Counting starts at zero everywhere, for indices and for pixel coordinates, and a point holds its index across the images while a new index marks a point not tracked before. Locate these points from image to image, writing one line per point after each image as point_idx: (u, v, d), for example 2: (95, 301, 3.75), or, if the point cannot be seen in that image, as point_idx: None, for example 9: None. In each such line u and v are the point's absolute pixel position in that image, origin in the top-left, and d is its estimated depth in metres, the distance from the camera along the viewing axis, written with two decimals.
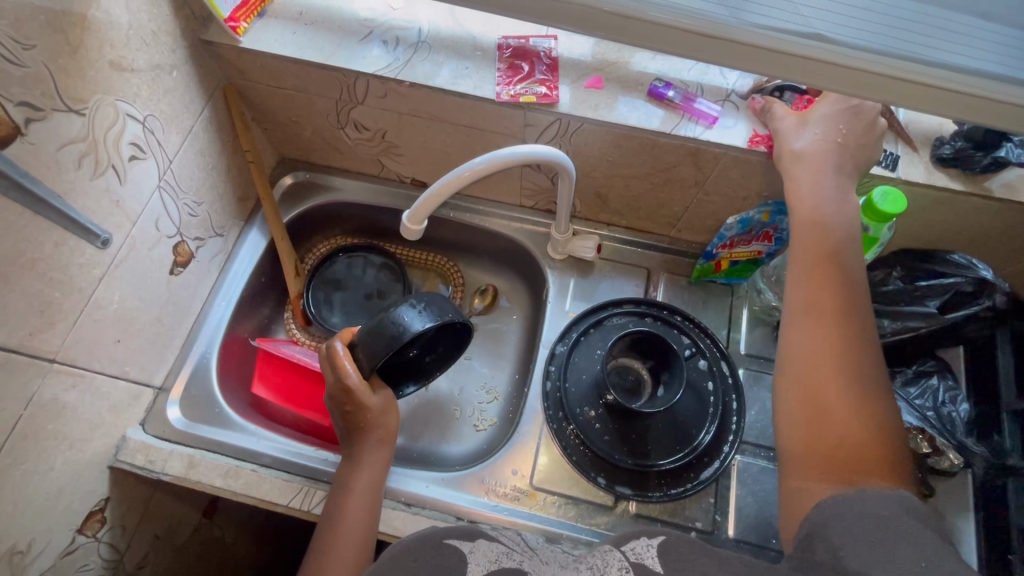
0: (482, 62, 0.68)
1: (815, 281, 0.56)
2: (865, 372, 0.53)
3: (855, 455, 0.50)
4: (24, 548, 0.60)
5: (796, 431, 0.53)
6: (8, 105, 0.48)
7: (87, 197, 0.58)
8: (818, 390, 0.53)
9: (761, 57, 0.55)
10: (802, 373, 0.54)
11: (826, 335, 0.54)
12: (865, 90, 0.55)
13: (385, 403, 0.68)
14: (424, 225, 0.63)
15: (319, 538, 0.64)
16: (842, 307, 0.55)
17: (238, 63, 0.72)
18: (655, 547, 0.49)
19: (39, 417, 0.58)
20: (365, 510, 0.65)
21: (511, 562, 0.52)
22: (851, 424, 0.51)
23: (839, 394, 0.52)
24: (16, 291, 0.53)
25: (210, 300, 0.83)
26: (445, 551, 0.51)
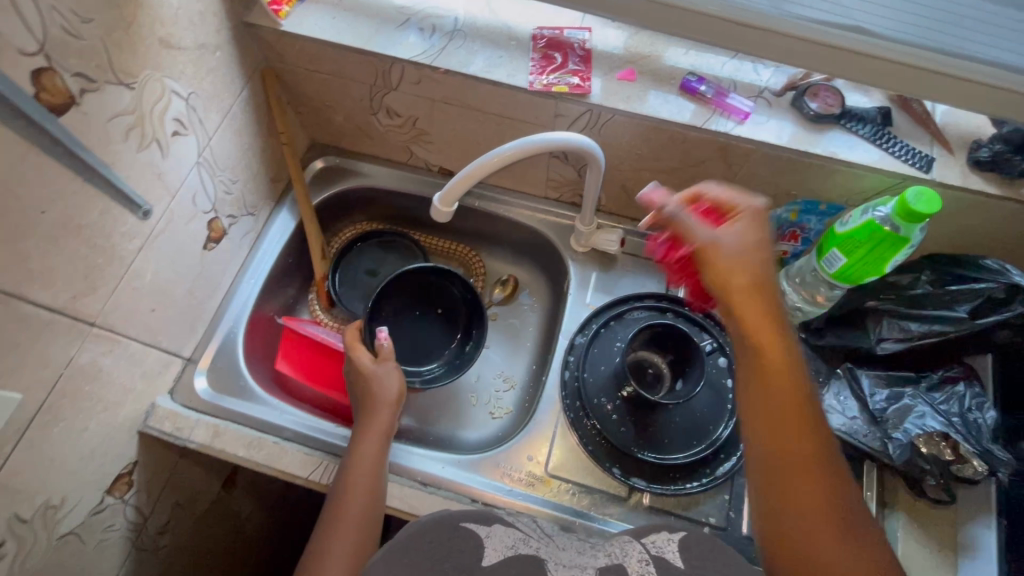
0: (516, 52, 0.69)
1: (778, 427, 0.47)
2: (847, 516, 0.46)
3: None
4: (57, 503, 0.62)
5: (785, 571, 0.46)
6: (65, 74, 0.50)
7: (132, 168, 0.60)
8: (801, 546, 0.45)
9: (796, 49, 0.60)
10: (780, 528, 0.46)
11: (802, 486, 0.46)
12: (895, 79, 0.60)
13: (386, 368, 0.72)
14: (454, 208, 0.64)
15: (323, 517, 0.62)
16: (816, 454, 0.46)
17: (278, 46, 0.74)
18: (676, 542, 0.48)
19: (77, 378, 0.61)
20: (368, 485, 0.64)
21: (528, 550, 0.47)
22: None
23: (822, 550, 0.45)
24: (64, 254, 0.55)
25: (239, 277, 0.85)
26: (460, 535, 0.47)
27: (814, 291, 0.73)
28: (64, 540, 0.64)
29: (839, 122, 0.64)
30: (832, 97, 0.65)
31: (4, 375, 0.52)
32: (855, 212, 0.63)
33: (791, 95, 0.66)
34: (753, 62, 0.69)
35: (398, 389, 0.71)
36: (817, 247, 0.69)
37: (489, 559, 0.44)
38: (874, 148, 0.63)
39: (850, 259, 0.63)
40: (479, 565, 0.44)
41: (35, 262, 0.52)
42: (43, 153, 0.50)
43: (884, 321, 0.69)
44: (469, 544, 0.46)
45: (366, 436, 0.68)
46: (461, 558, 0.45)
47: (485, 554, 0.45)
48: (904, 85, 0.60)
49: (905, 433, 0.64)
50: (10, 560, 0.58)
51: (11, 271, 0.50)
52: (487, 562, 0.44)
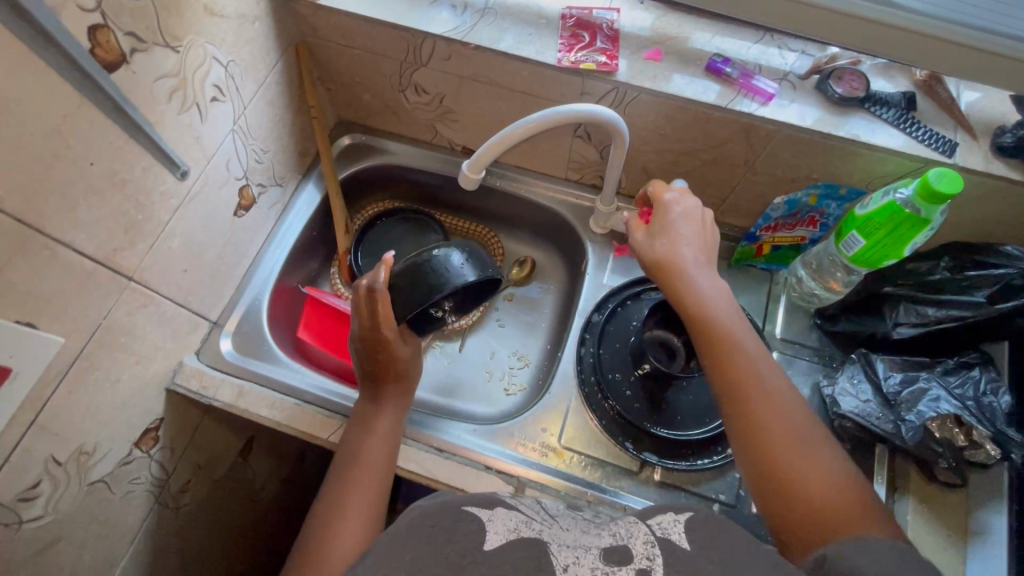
0: (545, 30, 0.71)
1: (723, 364, 0.56)
2: (799, 432, 0.54)
3: (832, 510, 0.50)
4: (90, 450, 0.64)
5: (768, 491, 0.52)
6: (118, 33, 0.53)
7: (173, 129, 0.63)
8: (774, 455, 0.52)
9: (829, 21, 0.62)
10: (751, 448, 0.53)
11: (756, 409, 0.54)
12: (927, 55, 0.62)
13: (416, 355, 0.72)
14: (482, 174, 0.68)
15: (338, 473, 0.63)
16: (759, 378, 0.56)
17: (313, 20, 0.76)
18: (682, 524, 0.45)
19: (114, 329, 0.63)
20: (385, 448, 0.65)
21: (532, 532, 0.45)
22: (817, 480, 0.51)
23: (787, 458, 0.52)
24: (108, 207, 0.57)
25: (265, 246, 0.87)
26: (462, 518, 0.45)
27: (829, 278, 0.76)
28: (94, 488, 0.67)
29: (863, 106, 0.65)
30: (856, 82, 0.66)
31: (49, 318, 0.54)
32: (875, 195, 0.64)
33: (815, 78, 0.68)
34: (778, 46, 0.71)
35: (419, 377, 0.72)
36: (836, 231, 0.71)
37: (491, 543, 0.42)
38: (898, 133, 0.64)
39: (869, 241, 0.65)
40: (481, 549, 0.42)
41: (82, 212, 0.55)
42: (95, 107, 0.52)
43: (900, 307, 0.70)
44: (471, 528, 0.44)
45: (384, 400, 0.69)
46: (462, 543, 0.42)
47: (487, 537, 0.43)
48: (932, 60, 0.62)
49: (918, 415, 0.64)
50: (43, 500, 0.60)
51: (59, 217, 0.52)
52: (489, 545, 0.42)
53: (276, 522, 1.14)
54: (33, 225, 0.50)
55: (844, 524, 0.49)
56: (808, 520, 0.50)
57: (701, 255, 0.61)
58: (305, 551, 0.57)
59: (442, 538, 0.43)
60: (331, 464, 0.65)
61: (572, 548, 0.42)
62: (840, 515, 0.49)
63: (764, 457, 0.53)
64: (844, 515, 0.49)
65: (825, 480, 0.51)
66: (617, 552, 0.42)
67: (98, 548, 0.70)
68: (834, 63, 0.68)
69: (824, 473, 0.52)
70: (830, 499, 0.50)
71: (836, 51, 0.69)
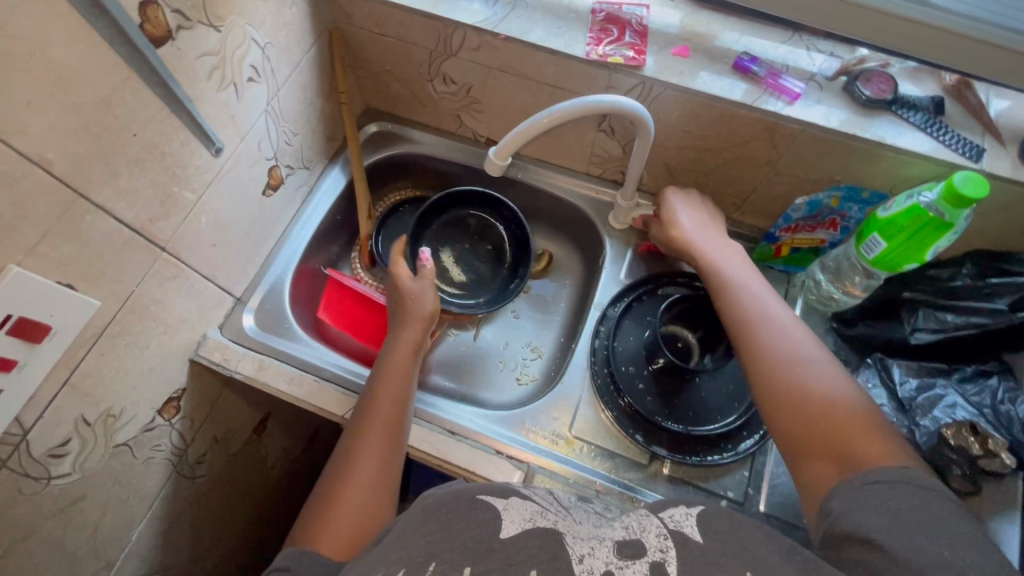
0: (575, 24, 0.72)
1: (732, 308, 0.65)
2: (810, 364, 0.58)
3: (849, 437, 0.52)
4: (117, 413, 0.66)
5: (793, 422, 0.55)
6: (166, 10, 0.55)
7: (211, 106, 0.65)
8: (789, 384, 0.57)
9: (860, 18, 0.63)
10: (770, 386, 0.58)
11: (767, 344, 0.60)
12: (958, 56, 0.62)
13: (422, 285, 0.75)
14: (508, 161, 0.69)
15: (349, 438, 0.64)
16: (774, 323, 0.62)
17: (348, 8, 0.78)
18: (695, 516, 0.46)
19: (146, 297, 0.65)
20: (393, 413, 0.65)
21: (547, 522, 0.45)
22: (839, 410, 0.54)
23: (808, 387, 0.56)
24: (147, 178, 0.59)
25: (290, 227, 0.89)
26: (477, 506, 0.46)
27: (848, 281, 0.76)
28: (118, 450, 0.69)
29: (890, 108, 0.66)
30: (884, 85, 0.66)
31: (87, 282, 0.56)
32: (898, 198, 0.64)
33: (843, 79, 0.68)
34: (807, 47, 0.71)
35: (432, 309, 0.74)
36: (857, 234, 0.71)
37: (507, 532, 0.43)
38: (924, 137, 0.64)
39: (890, 245, 0.65)
40: (497, 537, 0.43)
41: (123, 180, 0.57)
42: (141, 80, 0.55)
43: (919, 312, 0.70)
44: (487, 517, 0.45)
45: (398, 352, 0.70)
46: (479, 529, 0.44)
47: (503, 525, 0.44)
48: (963, 63, 0.62)
49: (933, 420, 0.64)
50: (71, 458, 0.62)
51: (102, 185, 0.54)
52: (505, 534, 0.43)
53: (283, 500, 1.17)
54: (79, 191, 0.52)
55: (862, 445, 0.51)
56: (827, 446, 0.52)
57: (707, 230, 0.74)
58: (313, 515, 0.58)
59: (458, 525, 0.44)
60: (346, 427, 0.66)
61: (586, 539, 0.44)
62: (856, 439, 0.51)
63: (783, 390, 0.57)
64: (863, 437, 0.51)
65: (842, 404, 0.54)
66: (630, 545, 0.43)
67: (119, 511, 0.72)
68: (863, 65, 0.69)
69: (847, 404, 0.54)
70: (847, 420, 0.53)
71: (865, 53, 0.70)
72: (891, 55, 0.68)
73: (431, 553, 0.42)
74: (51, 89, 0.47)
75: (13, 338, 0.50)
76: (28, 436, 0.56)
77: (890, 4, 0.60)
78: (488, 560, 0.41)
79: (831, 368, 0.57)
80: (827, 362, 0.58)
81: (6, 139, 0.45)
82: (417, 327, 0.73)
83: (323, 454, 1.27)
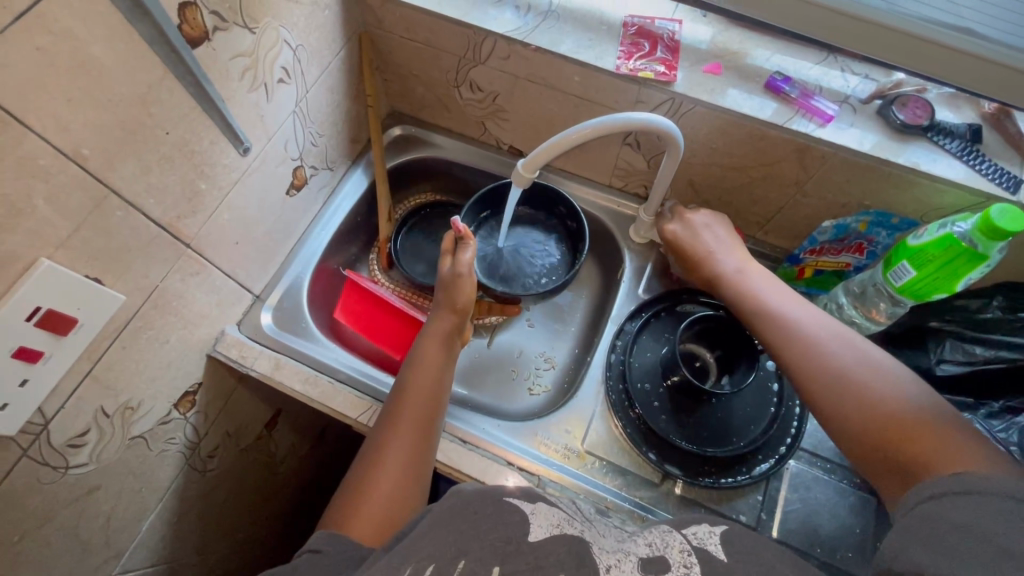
0: (605, 37, 0.72)
1: (768, 322, 0.64)
2: (857, 374, 0.56)
3: (906, 447, 0.50)
4: (135, 405, 0.67)
5: (849, 433, 0.55)
6: (204, 11, 0.55)
7: (242, 106, 0.65)
8: (837, 397, 0.56)
9: (900, 44, 0.62)
10: (820, 399, 0.57)
11: (811, 356, 0.59)
12: (998, 86, 0.61)
13: (456, 270, 0.73)
14: (535, 174, 0.71)
15: (380, 427, 0.63)
16: (815, 334, 0.61)
17: (379, 13, 0.79)
18: (718, 535, 0.48)
19: (168, 293, 0.66)
20: (425, 402, 0.65)
21: (573, 530, 0.48)
22: (891, 421, 0.52)
23: (855, 401, 0.55)
24: (175, 175, 0.60)
25: (312, 227, 0.90)
26: (505, 508, 0.48)
27: (872, 307, 0.72)
28: (134, 442, 0.69)
29: (925, 134, 0.64)
30: (919, 110, 0.65)
31: (114, 276, 0.57)
32: (930, 226, 0.63)
33: (878, 103, 0.67)
34: (842, 69, 0.70)
35: (466, 299, 0.72)
36: (884, 260, 0.69)
37: (536, 535, 0.46)
38: (959, 164, 0.63)
39: (919, 273, 0.64)
40: (525, 540, 0.45)
41: (154, 177, 0.57)
42: (176, 80, 0.55)
43: (946, 343, 0.69)
44: (514, 519, 0.47)
45: (429, 343, 0.70)
46: (508, 530, 0.46)
47: (531, 529, 0.46)
48: (1002, 91, 0.61)
49: None
50: (89, 448, 0.62)
51: (134, 181, 0.55)
52: (533, 537, 0.45)
53: (290, 497, 1.17)
54: (112, 187, 0.53)
55: (920, 448, 0.49)
56: (882, 454, 0.52)
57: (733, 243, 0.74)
58: (342, 504, 0.57)
59: (485, 527, 0.46)
60: (377, 417, 0.66)
61: (612, 552, 0.46)
62: (913, 443, 0.50)
63: (833, 404, 0.56)
64: (919, 440, 0.50)
65: (894, 408, 0.53)
66: (655, 561, 0.45)
67: (132, 501, 0.73)
68: (899, 89, 0.68)
69: (899, 415, 0.52)
70: (903, 424, 0.52)
71: (902, 77, 0.68)
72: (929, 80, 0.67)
73: (460, 550, 0.44)
74: (90, 86, 0.48)
75: (41, 330, 0.50)
76: (49, 426, 0.56)
77: (931, 28, 0.60)
78: (516, 560, 0.43)
79: (882, 372, 0.56)
80: (877, 366, 0.57)
81: (44, 135, 0.46)
82: (447, 318, 0.72)
83: (331, 452, 1.27)
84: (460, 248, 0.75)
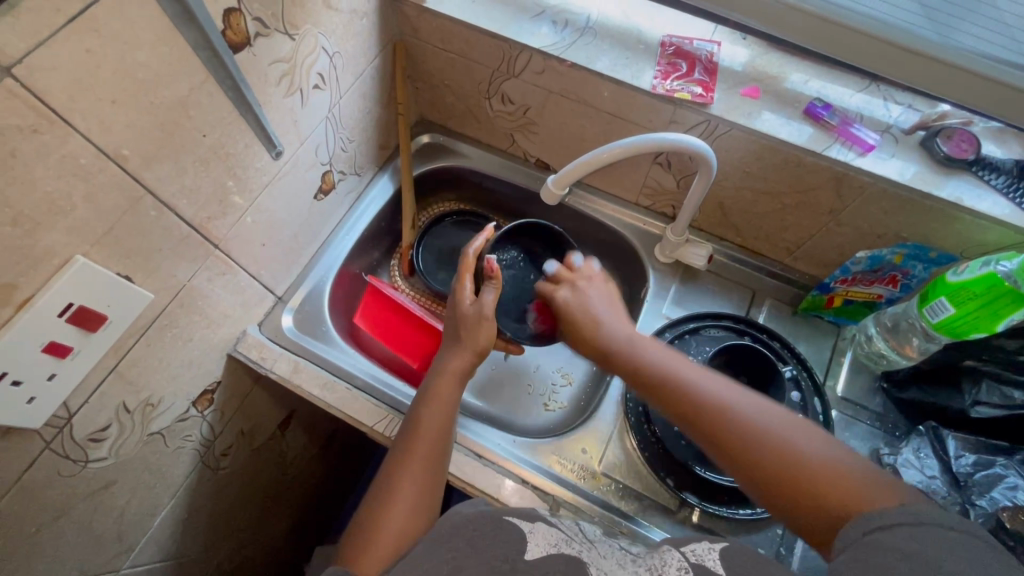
0: (642, 55, 0.71)
1: (657, 392, 0.61)
2: (748, 429, 0.54)
3: (825, 490, 0.48)
4: (154, 402, 0.67)
5: (767, 489, 0.51)
6: (248, 18, 0.56)
7: (277, 111, 0.66)
8: (740, 456, 0.53)
9: (952, 77, 0.62)
10: (732, 462, 0.54)
11: (702, 423, 0.56)
12: None
13: (480, 312, 0.71)
14: (564, 191, 0.71)
15: (390, 459, 0.63)
16: (701, 395, 0.57)
17: (416, 22, 0.79)
18: (717, 552, 0.47)
19: (192, 294, 0.66)
20: (436, 433, 0.64)
21: (572, 551, 0.47)
22: (806, 471, 0.50)
23: (761, 457, 0.52)
24: (210, 176, 0.60)
25: (337, 230, 0.90)
26: (503, 528, 0.48)
27: (905, 342, 0.72)
28: (152, 438, 0.69)
29: (970, 168, 0.63)
30: (964, 144, 0.64)
31: (143, 275, 0.57)
32: (972, 263, 0.62)
33: (920, 134, 0.66)
34: (884, 98, 0.69)
35: (486, 343, 0.70)
36: (920, 295, 0.68)
37: (533, 554, 0.45)
38: (1003, 201, 0.62)
39: (959, 310, 0.62)
40: (522, 558, 0.45)
41: (188, 178, 0.58)
42: (216, 83, 0.56)
43: (983, 384, 0.66)
44: (512, 538, 0.47)
45: (443, 374, 0.69)
46: (504, 549, 0.45)
47: (528, 547, 0.46)
48: None
49: (991, 501, 0.58)
50: (109, 443, 0.63)
51: (167, 181, 0.55)
52: (530, 556, 0.45)
53: (300, 497, 1.17)
54: (147, 187, 0.53)
55: (822, 487, 0.48)
56: (809, 503, 0.48)
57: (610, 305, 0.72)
58: (354, 538, 0.56)
59: (482, 543, 0.46)
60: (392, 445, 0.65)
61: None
62: (831, 491, 0.48)
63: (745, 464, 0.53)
64: (839, 483, 0.48)
65: (791, 456, 0.51)
66: None
67: (145, 497, 0.73)
68: (944, 121, 0.66)
69: (810, 463, 0.50)
70: (811, 477, 0.49)
71: (947, 109, 0.67)
72: (975, 113, 0.66)
73: (456, 566, 0.44)
74: (135, 89, 0.48)
75: (71, 327, 0.51)
76: (72, 420, 0.57)
77: (987, 65, 0.60)
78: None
79: (770, 420, 0.54)
80: (759, 420, 0.54)
81: (87, 135, 0.46)
82: (467, 355, 0.70)
83: (341, 455, 1.27)
84: (484, 288, 0.72)
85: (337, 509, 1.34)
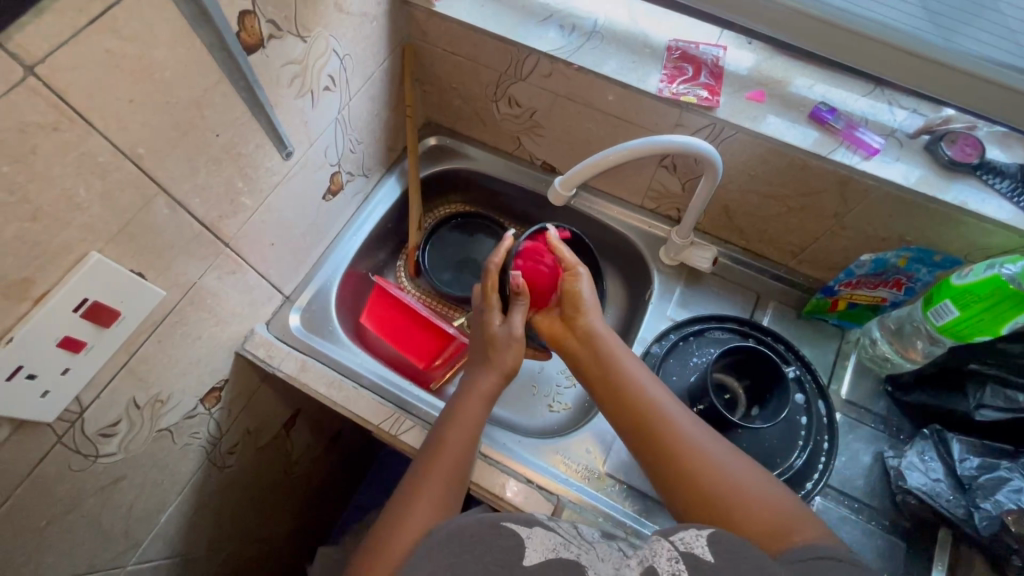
0: (648, 59, 0.72)
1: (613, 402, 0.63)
2: (696, 450, 0.57)
3: (755, 517, 0.52)
4: (164, 399, 0.68)
5: (699, 508, 0.55)
6: (262, 19, 0.57)
7: (288, 112, 0.67)
8: (684, 473, 0.56)
9: (956, 81, 0.63)
10: (671, 478, 0.57)
11: (653, 438, 0.59)
12: None
13: (511, 334, 0.69)
14: (571, 192, 0.72)
15: (411, 473, 0.63)
16: (659, 412, 0.61)
17: (425, 25, 0.80)
18: (705, 537, 0.46)
19: (202, 292, 0.66)
20: (459, 452, 0.64)
21: (569, 554, 0.48)
22: (741, 499, 0.54)
23: (701, 479, 0.56)
24: (221, 176, 0.61)
25: (345, 230, 0.91)
26: (502, 534, 0.48)
27: (909, 346, 0.73)
28: (161, 435, 0.70)
29: (974, 172, 0.64)
30: (969, 147, 0.65)
31: (155, 272, 0.58)
32: (976, 266, 0.62)
33: (925, 138, 0.67)
34: (888, 102, 0.70)
35: (516, 364, 0.69)
36: (923, 298, 0.69)
37: (530, 560, 0.46)
38: (1008, 205, 0.62)
39: (963, 313, 0.63)
40: (520, 564, 0.46)
41: (200, 177, 0.59)
42: (231, 85, 0.57)
43: (987, 387, 0.66)
44: (510, 544, 0.47)
45: (470, 395, 0.68)
46: (503, 555, 0.46)
47: (527, 554, 0.46)
48: None
49: (995, 505, 0.59)
50: (118, 439, 0.63)
51: (181, 180, 0.56)
52: (529, 562, 0.46)
53: (303, 497, 1.17)
54: (161, 186, 0.54)
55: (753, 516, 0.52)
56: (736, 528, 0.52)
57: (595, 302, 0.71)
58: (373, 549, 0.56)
59: (480, 550, 0.46)
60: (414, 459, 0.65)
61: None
62: (761, 520, 0.52)
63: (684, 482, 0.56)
64: (772, 513, 0.52)
65: (730, 483, 0.55)
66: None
67: (153, 493, 0.74)
68: (948, 125, 0.67)
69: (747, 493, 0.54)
70: (745, 504, 0.53)
71: (951, 113, 0.68)
72: (979, 118, 0.66)
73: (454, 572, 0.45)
74: (152, 90, 0.49)
75: (85, 322, 0.52)
76: (83, 415, 0.57)
77: (990, 69, 0.61)
78: None
79: (716, 445, 0.58)
80: (706, 447, 0.58)
81: (105, 133, 0.47)
82: (495, 376, 0.69)
83: (344, 456, 1.27)
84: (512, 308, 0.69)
85: (338, 510, 1.34)
